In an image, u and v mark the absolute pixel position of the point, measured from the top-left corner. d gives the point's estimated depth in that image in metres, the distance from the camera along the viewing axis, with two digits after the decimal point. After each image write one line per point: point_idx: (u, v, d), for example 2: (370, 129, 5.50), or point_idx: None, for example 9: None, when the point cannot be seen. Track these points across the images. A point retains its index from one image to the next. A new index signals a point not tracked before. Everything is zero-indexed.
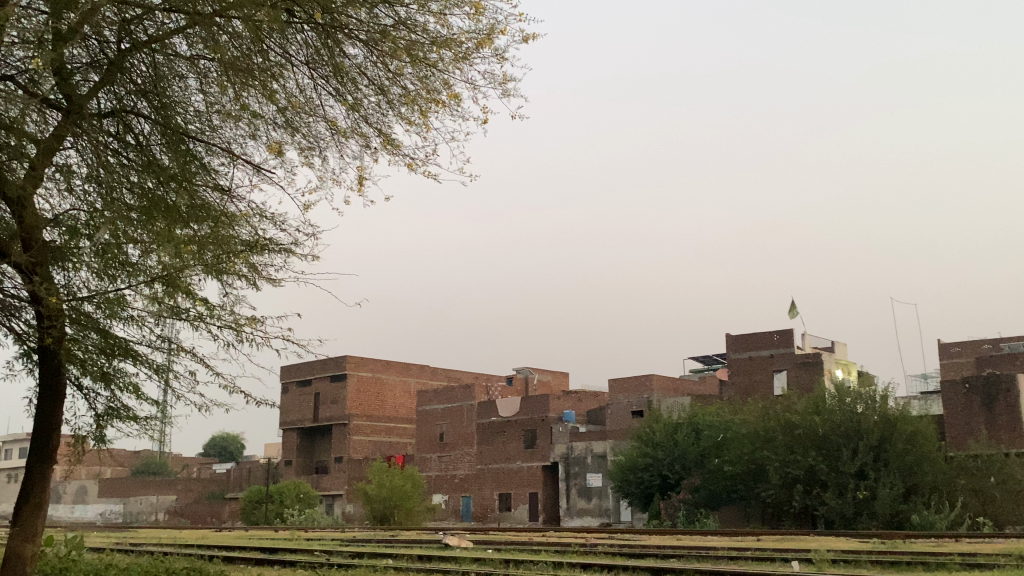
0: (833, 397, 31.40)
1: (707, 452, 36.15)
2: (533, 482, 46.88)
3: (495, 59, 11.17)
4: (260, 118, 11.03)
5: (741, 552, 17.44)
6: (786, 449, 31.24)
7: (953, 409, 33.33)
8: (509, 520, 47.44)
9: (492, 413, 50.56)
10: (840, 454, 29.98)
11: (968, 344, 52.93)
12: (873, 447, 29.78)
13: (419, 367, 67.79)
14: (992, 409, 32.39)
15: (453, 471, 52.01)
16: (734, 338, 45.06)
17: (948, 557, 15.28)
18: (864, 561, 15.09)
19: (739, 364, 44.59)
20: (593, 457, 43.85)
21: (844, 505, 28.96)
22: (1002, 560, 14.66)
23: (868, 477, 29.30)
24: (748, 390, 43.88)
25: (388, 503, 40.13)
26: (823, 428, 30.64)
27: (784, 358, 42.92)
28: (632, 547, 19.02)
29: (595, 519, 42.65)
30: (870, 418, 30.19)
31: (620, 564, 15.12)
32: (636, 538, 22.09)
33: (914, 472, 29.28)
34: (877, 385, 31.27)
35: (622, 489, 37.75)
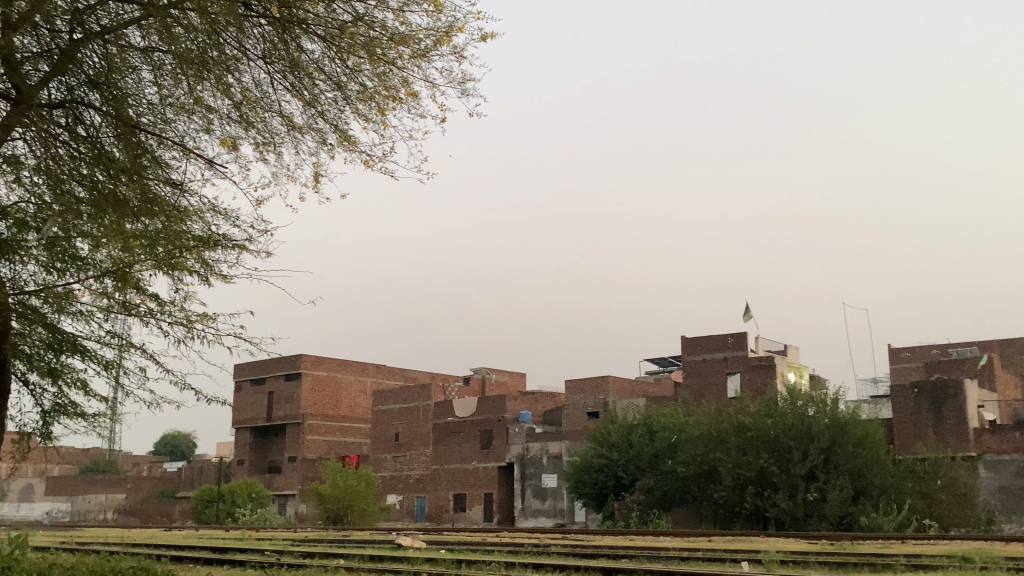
0: (785, 400, 31.80)
1: (661, 452, 36.40)
2: (488, 482, 46.85)
3: (454, 58, 11.14)
4: (214, 113, 10.91)
5: (692, 552, 17.56)
6: (738, 451, 31.52)
7: (901, 412, 33.86)
8: (464, 520, 47.34)
9: (448, 414, 50.39)
10: (791, 457, 30.32)
11: (918, 349, 53.81)
12: (824, 449, 30.16)
13: (375, 367, 67.43)
14: (939, 413, 32.91)
15: (409, 471, 51.78)
16: (688, 340, 45.39)
17: (894, 558, 15.50)
18: (811, 562, 15.28)
19: (693, 366, 44.94)
20: (548, 458, 43.97)
21: (794, 506, 29.29)
22: (946, 561, 14.92)
23: (818, 479, 29.66)
24: (702, 392, 44.22)
25: (341, 504, 39.83)
26: (775, 431, 31.00)
27: (738, 361, 43.39)
28: (585, 547, 19.07)
29: (550, 519, 42.75)
30: (820, 421, 30.58)
31: (573, 565, 15.13)
32: (590, 539, 22.05)
33: (862, 475, 29.70)
34: (828, 389, 31.70)
35: (577, 489, 37.84)
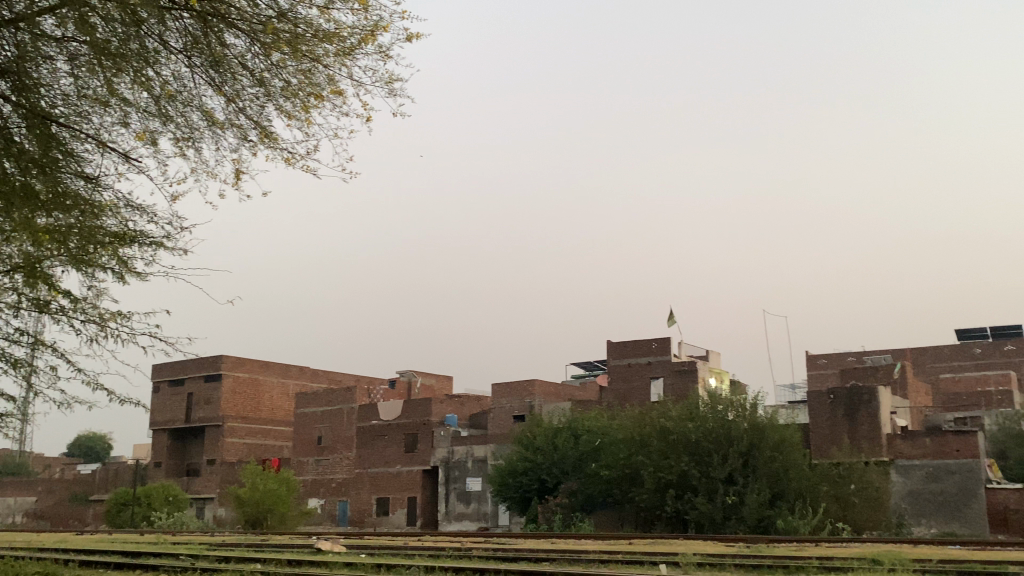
0: (706, 404, 32.27)
1: (585, 456, 36.64)
2: (412, 486, 46.57)
3: (380, 56, 11.05)
4: (132, 106, 10.62)
5: (612, 555, 17.72)
6: (660, 454, 31.96)
7: (817, 417, 34.69)
8: (386, 524, 46.97)
9: (372, 417, 49.92)
10: (711, 461, 30.78)
11: (835, 356, 55.18)
12: (742, 453, 30.69)
13: (298, 369, 66.48)
14: (853, 418, 33.81)
15: (331, 475, 51.19)
16: (613, 345, 45.77)
17: (807, 561, 15.83)
18: (727, 565, 15.53)
19: (618, 371, 45.32)
20: (473, 461, 43.92)
21: (713, 509, 29.71)
22: (856, 563, 15.32)
23: (737, 483, 30.16)
24: (626, 397, 44.62)
25: (260, 508, 39.14)
26: (695, 434, 31.44)
27: (661, 365, 43.95)
28: (506, 551, 19.09)
29: (474, 523, 42.69)
30: (740, 425, 31.09)
31: (493, 569, 15.12)
32: (511, 543, 22.05)
33: (779, 479, 30.26)
34: (747, 394, 32.28)
35: (500, 493, 37.86)
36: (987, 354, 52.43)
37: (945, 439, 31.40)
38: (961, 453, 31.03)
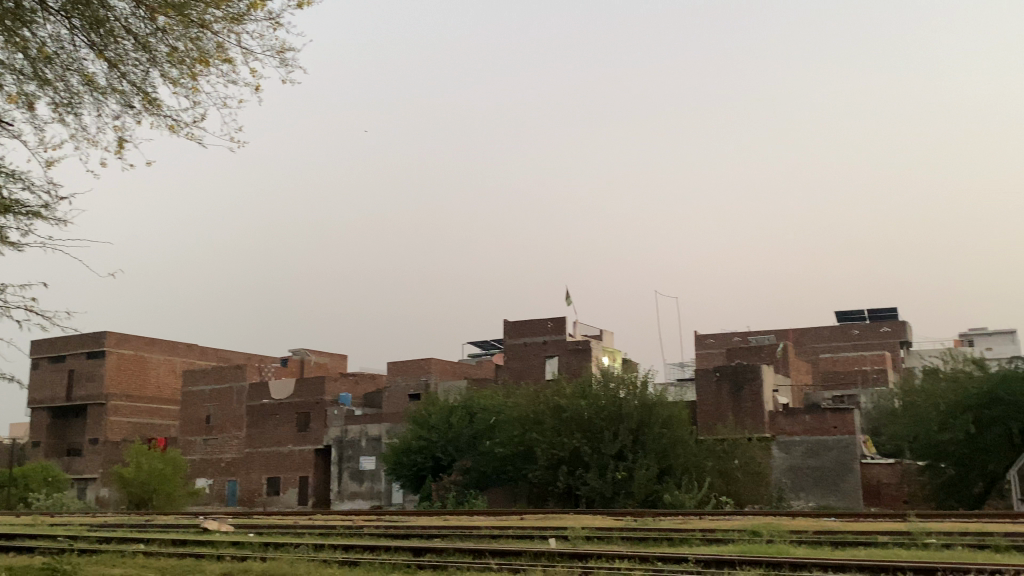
0: (598, 382, 32.86)
1: (479, 434, 36.87)
2: (304, 465, 46.05)
3: (269, 23, 10.84)
4: (5, 67, 10.10)
5: (503, 530, 17.88)
6: (553, 432, 32.35)
7: (704, 395, 35.84)
8: (277, 504, 46.38)
9: (263, 396, 49.04)
10: (602, 437, 31.36)
11: (721, 336, 56.83)
12: (632, 430, 31.37)
13: (186, 347, 64.75)
14: (738, 396, 34.93)
15: (220, 454, 50.16)
16: (509, 324, 46.03)
17: (691, 533, 16.30)
18: (615, 538, 15.88)
19: (514, 350, 45.64)
20: (367, 440, 43.70)
21: (603, 485, 30.25)
22: (737, 535, 15.85)
23: (627, 458, 30.80)
24: (521, 375, 45.03)
25: (146, 488, 38.10)
26: (588, 411, 31.92)
27: (556, 344, 44.44)
28: (398, 528, 19.08)
29: (366, 501, 42.50)
30: (631, 403, 31.77)
31: (383, 545, 15.13)
32: (405, 521, 22.03)
33: (667, 454, 31.06)
34: (638, 372, 32.97)
35: (394, 471, 37.84)
36: (864, 335, 54.78)
37: (823, 416, 32.72)
38: (838, 430, 32.39)
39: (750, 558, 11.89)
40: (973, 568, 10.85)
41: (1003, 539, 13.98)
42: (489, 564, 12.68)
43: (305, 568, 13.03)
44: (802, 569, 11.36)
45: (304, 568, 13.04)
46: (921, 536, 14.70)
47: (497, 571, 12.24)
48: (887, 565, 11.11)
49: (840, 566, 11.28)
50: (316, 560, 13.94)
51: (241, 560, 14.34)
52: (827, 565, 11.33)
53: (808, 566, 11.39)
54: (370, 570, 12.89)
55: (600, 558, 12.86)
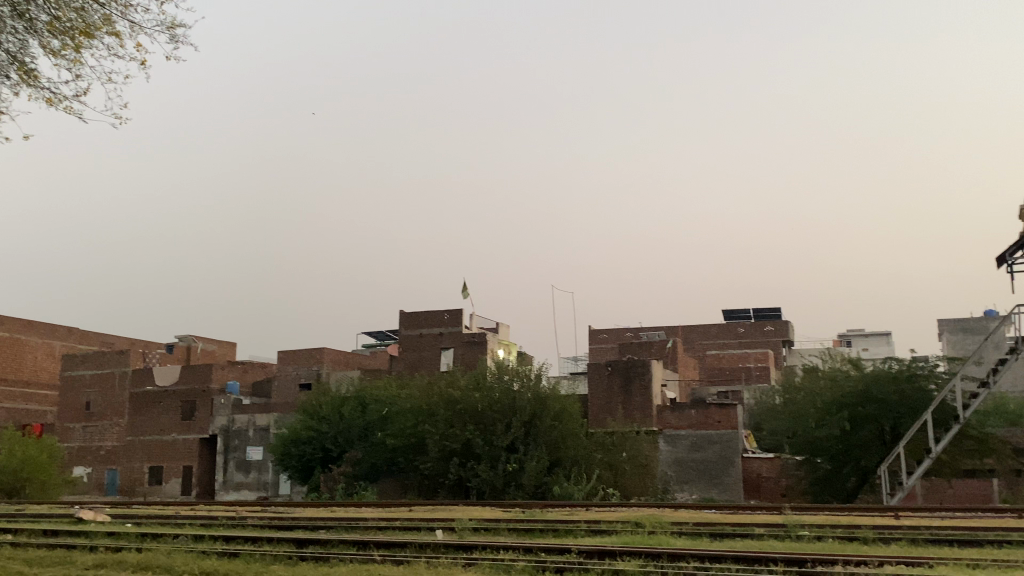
0: (493, 374, 32.98)
1: (371, 425, 36.58)
2: (188, 455, 44.82)
3: None
4: None
5: (390, 522, 17.77)
6: (446, 423, 32.25)
7: (595, 388, 36.39)
8: (159, 494, 45.01)
9: (146, 382, 47.57)
10: (494, 429, 31.43)
11: (614, 331, 57.79)
12: (525, 422, 31.59)
13: (66, 330, 62.24)
14: (628, 390, 35.60)
15: (99, 442, 48.43)
16: (405, 315, 45.78)
17: (576, 524, 16.51)
18: (501, 529, 15.97)
19: (409, 341, 45.43)
20: (254, 430, 42.86)
21: (494, 476, 30.30)
22: (620, 526, 16.17)
23: (518, 451, 30.96)
24: (415, 366, 44.85)
25: (18, 475, 36.45)
26: (481, 403, 31.97)
27: (452, 336, 44.42)
28: (283, 519, 18.76)
29: (252, 492, 41.67)
30: (524, 395, 31.99)
31: (266, 536, 14.83)
32: (290, 512, 21.67)
33: (558, 447, 31.43)
34: (532, 365, 33.23)
35: (282, 461, 37.24)
36: (749, 333, 56.52)
37: (708, 411, 33.61)
38: (722, 424, 33.36)
39: (631, 548, 12.13)
40: (840, 559, 11.34)
41: (870, 531, 14.64)
42: (373, 555, 12.57)
43: (183, 559, 12.69)
44: (680, 560, 11.66)
45: (181, 559, 12.68)
46: (794, 528, 15.26)
47: (381, 563, 12.16)
48: (761, 556, 11.48)
49: (716, 557, 11.62)
50: (195, 551, 13.60)
51: (114, 551, 13.87)
52: (704, 556, 11.65)
53: (686, 557, 11.70)
54: (250, 561, 12.64)
55: (485, 549, 12.91)
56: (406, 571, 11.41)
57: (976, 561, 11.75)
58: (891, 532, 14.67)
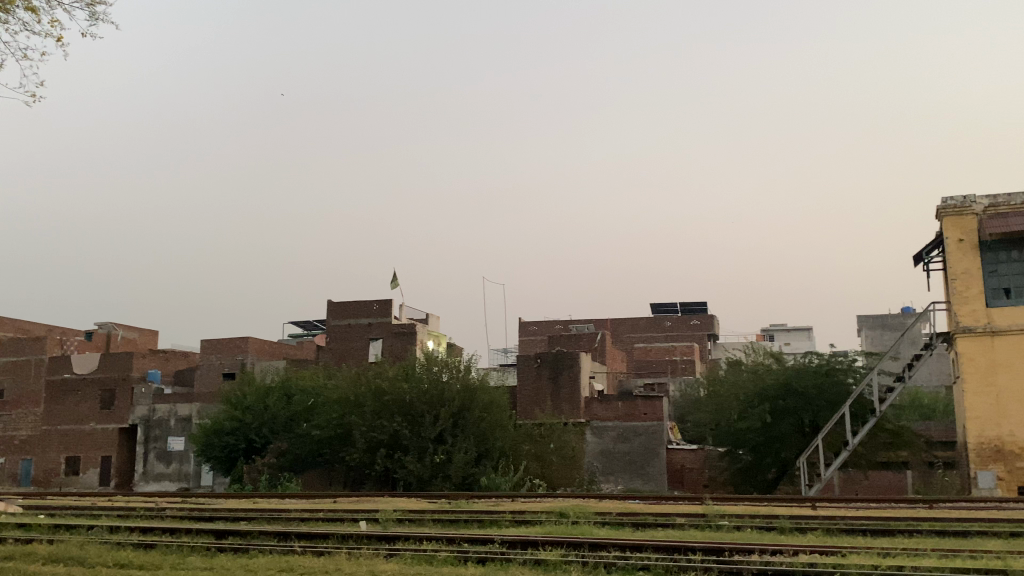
0: (422, 365, 32.80)
1: (296, 415, 36.15)
2: (106, 444, 43.73)
3: None
4: None
5: (313, 513, 17.57)
6: (373, 415, 31.96)
7: (524, 380, 36.53)
8: (75, 485, 43.80)
9: (64, 370, 46.27)
10: (422, 420, 31.25)
11: (544, 324, 58.06)
12: (453, 414, 31.51)
13: None
14: (556, 382, 35.79)
15: (13, 432, 46.92)
16: (333, 304, 45.30)
17: (500, 515, 16.54)
18: (426, 520, 15.91)
19: (337, 331, 44.98)
20: (176, 420, 42.04)
21: (422, 468, 30.16)
22: (544, 517, 16.24)
23: (446, 442, 30.86)
24: (344, 356, 44.43)
25: None
26: (409, 394, 31.77)
27: (381, 327, 44.09)
28: (203, 510, 18.39)
29: (173, 484, 40.85)
30: (452, 387, 31.90)
31: (184, 528, 14.52)
32: (211, 503, 21.23)
33: (485, 438, 31.41)
34: (462, 356, 33.16)
35: (204, 452, 36.60)
36: (676, 327, 57.38)
37: (635, 403, 33.98)
38: (648, 416, 33.79)
39: (553, 539, 12.19)
40: (756, 548, 11.56)
41: (787, 521, 14.94)
42: (293, 547, 12.40)
43: (96, 550, 12.35)
44: (601, 550, 11.74)
45: (94, 551, 12.34)
46: (715, 518, 15.50)
47: (301, 554, 12.01)
48: (680, 546, 11.64)
49: (637, 546, 11.73)
50: (108, 542, 13.24)
51: (24, 544, 13.42)
52: (625, 545, 11.77)
53: (607, 546, 11.80)
54: (166, 553, 12.37)
55: (408, 540, 12.84)
56: (326, 562, 11.28)
57: (887, 549, 12.09)
58: (807, 522, 14.98)
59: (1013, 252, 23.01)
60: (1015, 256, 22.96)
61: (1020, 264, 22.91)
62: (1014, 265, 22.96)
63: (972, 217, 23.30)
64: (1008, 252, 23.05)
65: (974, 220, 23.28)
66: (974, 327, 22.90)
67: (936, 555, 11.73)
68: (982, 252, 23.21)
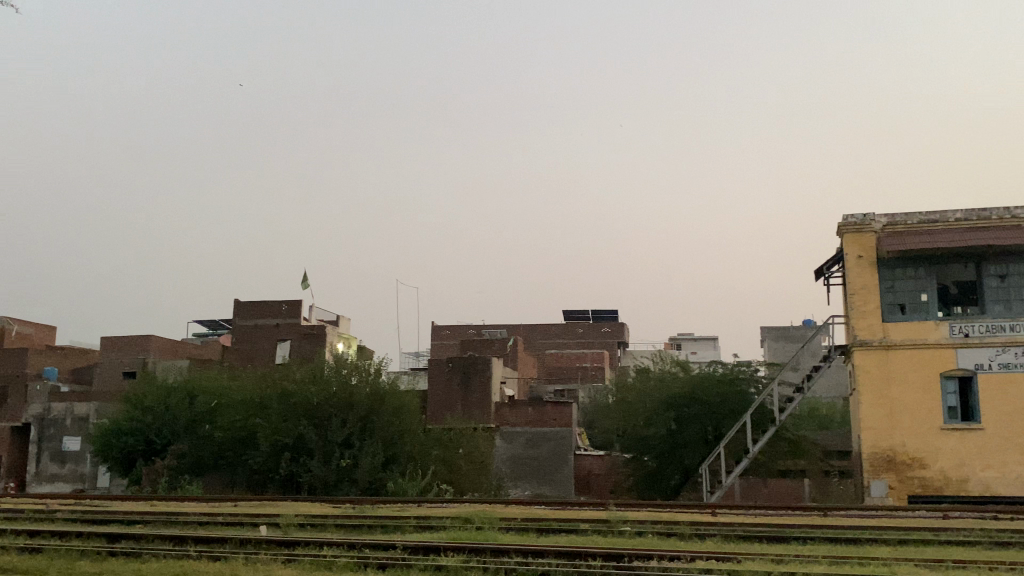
0: (331, 368, 32.18)
1: (199, 417, 35.33)
2: None
3: None
4: None
5: (213, 517, 17.20)
6: (279, 417, 31.36)
7: (434, 385, 36.41)
8: None
9: None
10: (329, 424, 30.81)
11: (457, 328, 58.07)
12: (361, 418, 31.18)
13: None
14: (467, 387, 35.84)
15: None
16: (240, 304, 44.47)
17: (404, 520, 16.45)
18: (328, 525, 15.68)
19: (243, 331, 44.16)
20: (73, 420, 40.72)
21: (328, 472, 29.77)
22: (448, 522, 16.19)
23: (353, 446, 30.49)
24: (250, 357, 43.63)
25: None
26: (317, 397, 31.16)
27: (289, 328, 43.45)
28: (96, 513, 17.79)
29: (67, 485, 39.44)
30: (362, 390, 31.54)
31: (76, 531, 14.02)
32: (106, 505, 20.61)
33: (394, 442, 31.22)
34: (372, 360, 32.69)
35: (101, 452, 35.46)
36: (587, 334, 58.12)
37: (544, 409, 34.24)
38: (557, 422, 34.11)
39: (456, 544, 12.18)
40: (655, 554, 11.75)
41: (688, 527, 15.24)
42: (189, 551, 12.11)
43: None
44: (503, 555, 11.77)
45: None
46: (617, 524, 15.71)
47: (196, 558, 11.75)
48: (581, 551, 11.75)
49: (538, 552, 11.80)
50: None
51: None
52: (527, 551, 11.82)
53: (509, 552, 11.84)
54: (53, 557, 11.94)
55: (309, 545, 12.66)
56: (221, 567, 11.03)
57: (780, 556, 12.41)
58: (707, 528, 15.30)
59: (908, 270, 23.95)
60: (911, 273, 23.89)
61: (915, 280, 23.86)
62: (908, 282, 23.88)
63: (871, 235, 24.13)
64: (904, 270, 23.96)
65: (873, 238, 24.11)
66: (871, 341, 23.68)
67: (827, 562, 12.08)
68: (880, 269, 24.06)
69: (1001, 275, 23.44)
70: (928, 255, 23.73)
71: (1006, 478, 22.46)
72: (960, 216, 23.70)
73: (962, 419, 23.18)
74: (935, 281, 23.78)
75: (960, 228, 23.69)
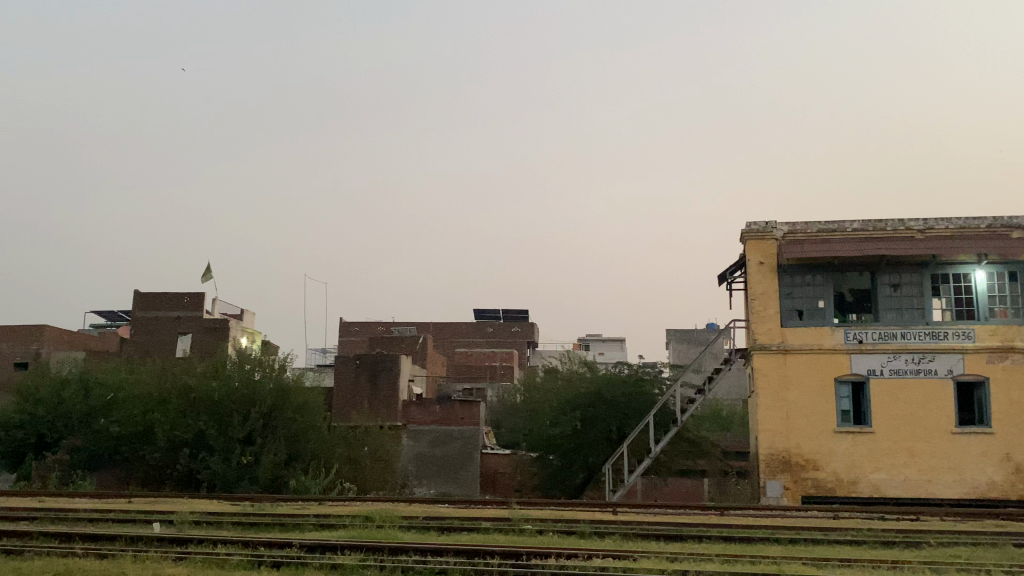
0: (233, 363, 31.60)
1: (94, 410, 34.21)
2: None
3: None
4: None
5: (104, 513, 16.68)
6: (178, 412, 30.45)
7: (341, 382, 36.06)
8: None
9: None
10: (230, 419, 30.13)
11: (365, 325, 57.55)
12: (263, 414, 30.56)
13: None
14: (375, 385, 35.66)
15: None
16: (140, 295, 43.27)
17: (303, 518, 16.23)
18: (224, 523, 15.37)
19: (143, 323, 42.98)
20: None
21: (227, 469, 29.17)
22: (348, 520, 16.05)
23: (253, 443, 29.93)
24: (149, 350, 42.49)
25: None
26: (217, 392, 30.57)
27: (191, 321, 42.50)
28: None
29: None
30: (265, 385, 30.96)
31: None
32: None
33: (297, 440, 30.76)
34: (276, 356, 32.26)
35: None
36: (496, 333, 58.27)
37: (452, 408, 34.48)
38: (465, 421, 34.41)
39: (353, 543, 12.06)
40: (553, 552, 11.85)
41: (587, 526, 15.40)
42: (76, 549, 11.71)
43: None
44: (401, 554, 11.70)
45: None
46: (519, 522, 15.79)
47: (82, 556, 11.37)
48: (479, 549, 11.77)
49: (437, 550, 11.77)
50: None
51: None
52: (425, 549, 11.79)
53: (407, 550, 11.78)
54: None
55: (202, 543, 12.38)
56: (110, 566, 10.70)
57: (676, 554, 12.61)
58: (606, 526, 15.50)
59: (807, 277, 24.71)
60: (809, 280, 24.64)
61: (813, 287, 24.60)
62: (807, 288, 24.63)
63: (773, 242, 24.78)
64: (802, 276, 24.70)
65: (775, 245, 24.76)
66: (770, 345, 24.33)
67: (719, 560, 12.35)
68: (780, 275, 24.74)
69: (893, 284, 24.34)
70: (826, 263, 24.51)
71: (894, 479, 23.36)
72: (857, 227, 24.52)
73: (854, 422, 24.01)
74: (833, 288, 24.55)
75: (856, 237, 24.52)
